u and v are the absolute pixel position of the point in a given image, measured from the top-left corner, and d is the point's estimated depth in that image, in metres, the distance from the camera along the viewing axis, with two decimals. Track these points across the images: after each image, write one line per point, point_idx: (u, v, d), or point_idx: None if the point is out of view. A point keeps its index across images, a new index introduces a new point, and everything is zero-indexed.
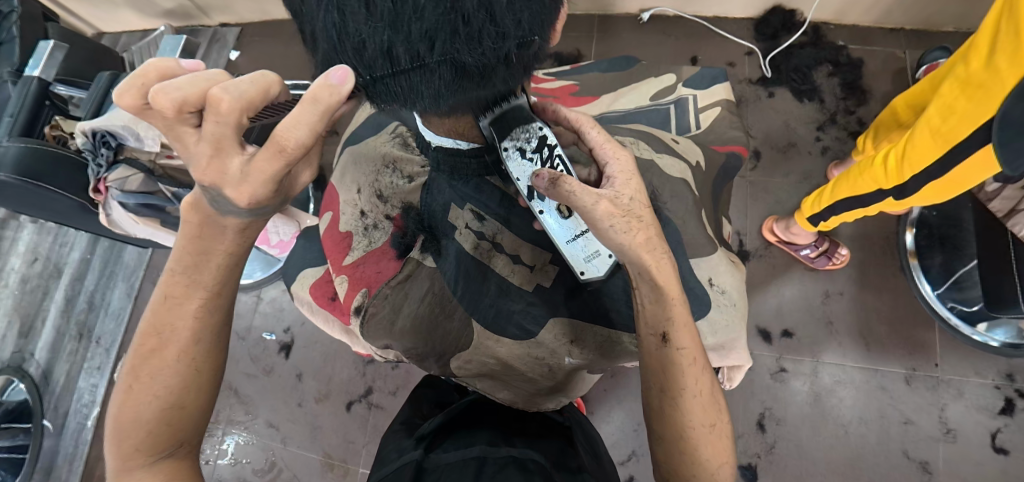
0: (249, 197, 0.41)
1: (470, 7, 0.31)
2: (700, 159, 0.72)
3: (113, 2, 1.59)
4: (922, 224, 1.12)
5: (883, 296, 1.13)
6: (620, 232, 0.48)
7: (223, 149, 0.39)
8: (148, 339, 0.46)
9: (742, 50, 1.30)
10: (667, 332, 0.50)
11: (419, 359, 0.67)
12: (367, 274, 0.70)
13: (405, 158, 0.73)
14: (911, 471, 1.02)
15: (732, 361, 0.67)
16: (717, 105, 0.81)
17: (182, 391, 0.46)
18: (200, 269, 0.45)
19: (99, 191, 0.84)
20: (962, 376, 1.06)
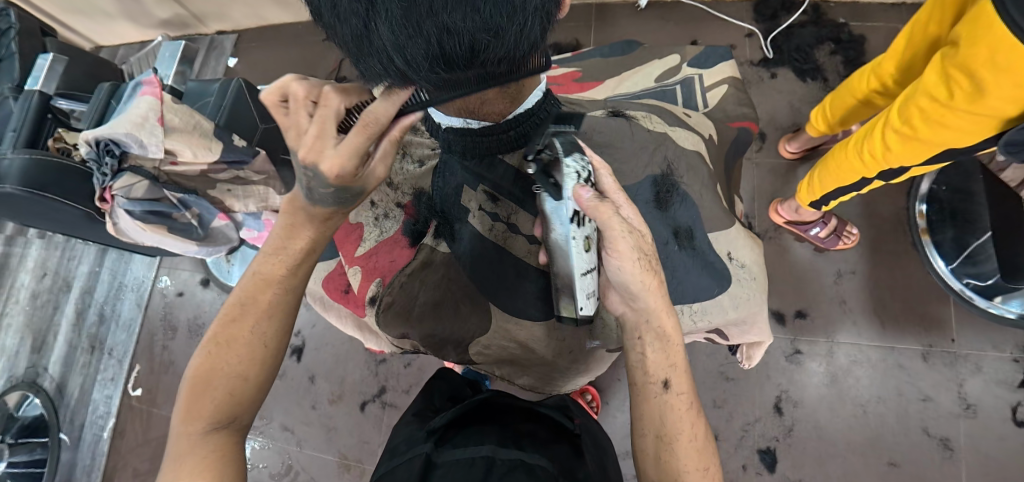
0: (338, 169, 0.46)
1: None
2: (712, 132, 0.71)
3: (110, 14, 1.59)
4: (932, 199, 1.09)
5: (896, 272, 1.12)
6: (630, 271, 0.49)
7: (324, 131, 0.47)
8: (231, 309, 0.52)
9: (742, 32, 1.29)
10: (667, 379, 0.49)
11: (437, 349, 0.67)
12: (381, 264, 0.71)
13: (415, 142, 0.74)
14: (931, 448, 1.01)
15: (755, 337, 0.67)
16: (724, 83, 0.79)
17: (249, 363, 0.50)
18: (283, 250, 0.53)
19: (105, 200, 0.84)
20: (980, 350, 1.04)
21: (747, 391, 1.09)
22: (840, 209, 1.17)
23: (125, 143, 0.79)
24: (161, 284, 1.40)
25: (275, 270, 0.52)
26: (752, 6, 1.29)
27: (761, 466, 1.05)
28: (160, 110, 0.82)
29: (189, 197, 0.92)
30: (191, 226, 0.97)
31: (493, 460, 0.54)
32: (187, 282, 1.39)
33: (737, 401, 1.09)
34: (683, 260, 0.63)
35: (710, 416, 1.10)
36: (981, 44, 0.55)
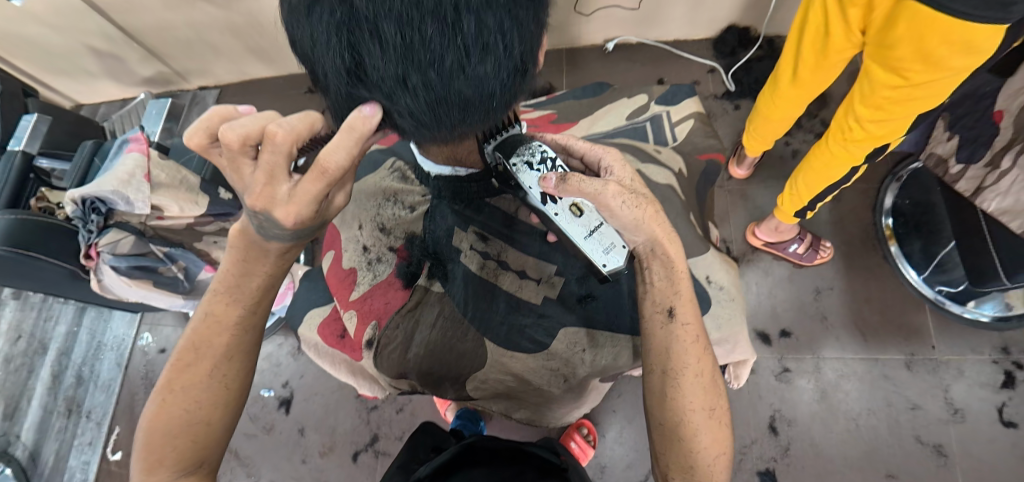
0: (295, 216, 0.46)
1: (469, 37, 0.33)
2: (681, 166, 0.76)
3: (93, 73, 1.62)
4: (897, 213, 1.17)
5: (871, 284, 1.16)
6: (630, 206, 0.49)
7: (275, 176, 0.44)
8: (185, 354, 0.51)
9: (705, 68, 1.38)
10: (673, 308, 0.51)
11: (434, 386, 0.68)
12: (376, 307, 0.71)
13: (405, 190, 0.75)
14: (927, 456, 1.02)
15: (739, 356, 0.67)
16: (689, 118, 0.85)
17: (210, 408, 0.50)
18: (238, 291, 0.52)
19: (90, 257, 0.83)
20: (960, 355, 1.08)
21: (742, 412, 1.10)
22: (812, 227, 1.22)
23: (112, 200, 0.81)
24: (142, 342, 1.36)
25: (229, 310, 0.51)
26: (711, 44, 1.38)
27: None
28: (146, 167, 0.84)
29: (175, 251, 0.91)
30: (177, 280, 0.94)
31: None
32: (170, 338, 1.35)
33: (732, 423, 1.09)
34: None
35: None
36: (925, 31, 0.59)
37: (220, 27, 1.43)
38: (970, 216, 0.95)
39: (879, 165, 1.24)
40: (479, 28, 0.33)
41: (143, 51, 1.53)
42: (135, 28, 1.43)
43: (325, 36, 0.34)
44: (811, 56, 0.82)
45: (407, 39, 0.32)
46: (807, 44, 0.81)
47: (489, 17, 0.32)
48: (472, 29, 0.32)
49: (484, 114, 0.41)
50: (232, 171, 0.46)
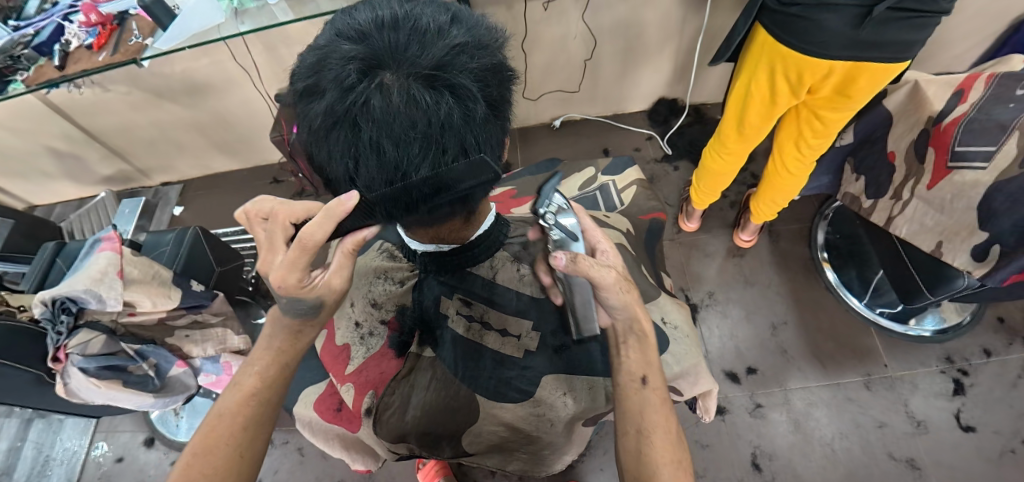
0: (282, 281, 0.50)
1: (452, 147, 0.39)
2: (629, 227, 0.84)
3: (50, 175, 1.63)
4: (831, 247, 1.31)
5: (820, 314, 1.26)
6: (618, 295, 0.55)
7: (275, 246, 0.52)
8: (209, 420, 0.51)
9: (644, 135, 1.54)
10: (646, 376, 0.54)
11: (432, 447, 0.69)
12: (371, 377, 0.72)
13: (394, 267, 0.78)
14: (902, 472, 1.07)
15: (702, 388, 0.71)
16: (633, 185, 0.95)
17: (225, 474, 0.48)
18: (261, 361, 0.55)
19: (58, 359, 0.81)
20: (911, 369, 1.17)
21: (724, 451, 1.12)
22: (759, 267, 1.33)
23: (83, 299, 0.80)
24: (96, 452, 1.26)
25: (254, 380, 0.54)
26: (646, 115, 1.56)
27: None
28: (120, 264, 0.84)
29: (146, 347, 0.91)
30: (147, 377, 0.93)
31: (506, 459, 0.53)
32: (127, 446, 1.26)
33: (717, 465, 1.11)
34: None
35: None
36: (874, 73, 0.80)
37: (186, 125, 1.49)
38: (889, 244, 1.08)
39: (807, 206, 1.39)
40: (460, 140, 0.40)
41: (106, 150, 1.56)
42: (99, 131, 1.47)
43: (339, 152, 0.40)
44: (755, 118, 0.97)
45: (403, 153, 0.39)
46: (750, 114, 0.96)
47: (467, 131, 0.39)
48: (455, 141, 0.39)
49: (466, 201, 0.48)
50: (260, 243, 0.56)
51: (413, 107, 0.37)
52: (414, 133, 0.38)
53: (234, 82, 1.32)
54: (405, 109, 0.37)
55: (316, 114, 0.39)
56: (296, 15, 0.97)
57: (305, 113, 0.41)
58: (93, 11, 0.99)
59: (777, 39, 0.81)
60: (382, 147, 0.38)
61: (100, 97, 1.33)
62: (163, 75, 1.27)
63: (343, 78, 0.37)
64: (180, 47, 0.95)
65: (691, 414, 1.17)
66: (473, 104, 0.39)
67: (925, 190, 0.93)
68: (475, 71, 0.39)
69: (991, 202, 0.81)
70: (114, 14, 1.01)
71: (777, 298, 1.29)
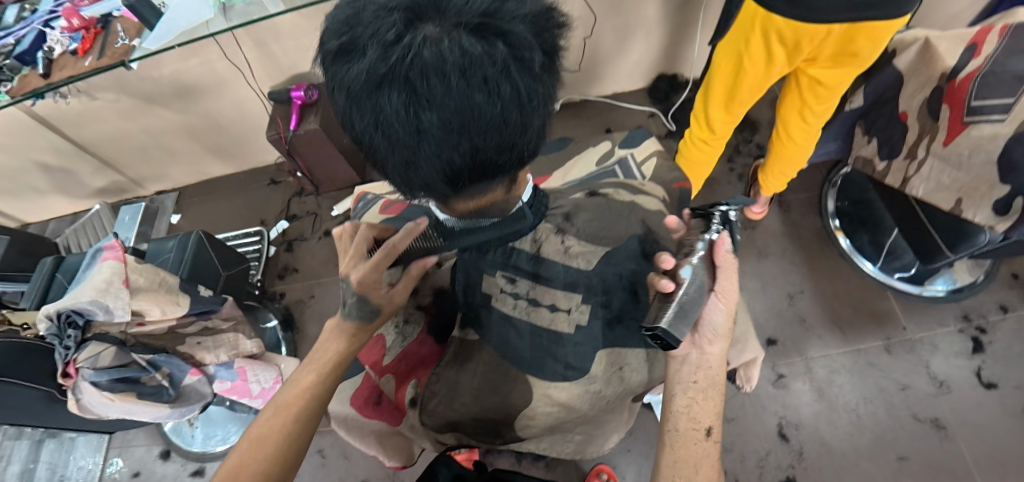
0: (359, 277, 0.58)
1: (508, 99, 0.37)
2: (665, 195, 0.79)
3: (41, 191, 1.58)
4: (841, 214, 1.29)
5: (836, 281, 1.24)
6: (711, 344, 0.54)
7: (358, 254, 0.61)
8: (267, 410, 0.54)
9: (646, 113, 1.51)
10: (710, 428, 0.52)
11: (484, 433, 0.72)
12: (413, 366, 0.74)
13: None
14: (928, 432, 1.07)
15: (749, 355, 0.72)
16: (653, 156, 0.92)
17: (273, 463, 0.50)
18: (320, 357, 0.58)
19: (69, 375, 0.79)
20: (930, 331, 1.16)
21: (749, 423, 1.12)
22: (771, 238, 1.32)
23: (89, 311, 0.78)
24: (112, 468, 1.24)
25: (313, 377, 0.56)
26: (647, 93, 1.53)
27: None
28: (124, 272, 0.82)
29: (158, 357, 0.89)
30: (162, 388, 0.90)
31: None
32: (144, 459, 1.24)
33: (744, 438, 1.11)
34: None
35: (726, 462, 1.10)
36: (873, 36, 0.79)
37: (177, 130, 1.45)
38: (904, 204, 1.07)
39: (815, 174, 1.37)
40: (515, 92, 0.37)
41: (97, 162, 1.52)
42: (88, 142, 1.43)
43: (386, 116, 0.37)
44: (746, 92, 0.97)
45: (457, 110, 0.36)
46: (744, 88, 0.95)
47: (522, 80, 0.37)
48: (510, 93, 0.36)
49: (513, 165, 0.45)
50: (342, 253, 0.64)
51: (466, 58, 0.34)
52: (469, 86, 0.35)
53: (224, 81, 1.28)
54: (458, 61, 0.34)
55: (357, 74, 0.36)
56: (285, 6, 0.93)
57: (342, 75, 0.38)
58: (75, 16, 0.95)
59: (771, 11, 0.78)
60: (435, 105, 0.35)
61: (87, 106, 1.28)
62: (151, 80, 1.23)
63: (386, 33, 0.34)
64: (170, 45, 0.92)
65: None
66: (526, 53, 0.36)
67: (942, 147, 0.92)
68: (524, 19, 0.37)
69: (1012, 154, 0.79)
70: (98, 18, 0.97)
71: (792, 267, 1.28)
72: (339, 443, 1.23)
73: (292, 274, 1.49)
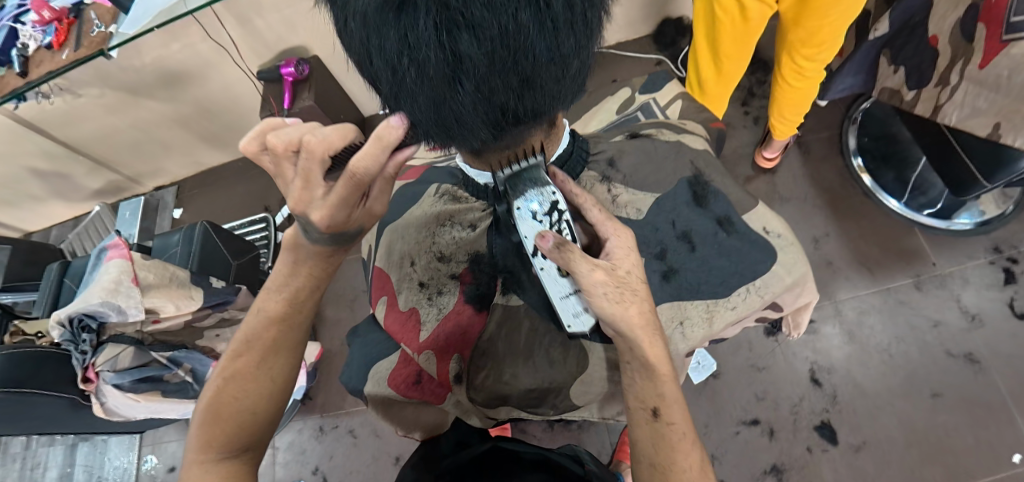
0: (327, 220, 0.46)
1: (558, 11, 0.33)
2: (707, 132, 0.80)
3: (39, 198, 1.54)
4: (863, 151, 1.24)
5: (862, 221, 1.20)
6: (609, 302, 0.47)
7: (311, 182, 0.44)
8: (237, 344, 0.52)
9: (653, 61, 1.44)
10: (657, 407, 0.48)
11: (534, 405, 0.70)
12: (454, 341, 0.71)
13: (462, 209, 0.73)
14: (961, 367, 1.05)
15: (806, 298, 0.69)
16: (677, 98, 0.88)
17: (257, 397, 0.51)
18: (288, 286, 0.53)
19: (89, 379, 0.78)
20: (960, 265, 1.13)
21: (780, 372, 1.11)
22: (792, 182, 1.27)
23: (102, 313, 0.76)
24: (147, 465, 1.25)
25: (283, 307, 0.52)
26: (652, 39, 1.45)
27: (824, 442, 1.05)
28: (132, 271, 0.80)
29: (178, 353, 0.85)
30: (186, 384, 0.87)
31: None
32: (178, 454, 1.25)
33: (775, 387, 1.10)
34: (736, 243, 0.65)
35: (759, 411, 1.09)
36: None
37: (166, 121, 1.39)
38: (937, 133, 1.02)
39: (834, 112, 1.30)
40: (566, 3, 0.33)
41: (90, 162, 1.46)
42: (78, 142, 1.37)
43: (416, 39, 0.32)
44: (730, 48, 0.88)
45: (500, 26, 0.31)
46: (725, 42, 0.87)
47: None
48: (559, 4, 0.32)
49: (554, 95, 0.40)
50: (279, 177, 0.46)
51: None
52: None
53: (209, 64, 1.21)
54: None
55: None
56: None
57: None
58: (44, 7, 0.88)
59: None
60: (474, 21, 0.31)
61: (72, 105, 1.22)
62: (134, 69, 1.17)
63: None
64: (148, 28, 0.85)
65: (742, 341, 1.15)
66: None
67: (977, 70, 0.85)
68: None
69: None
70: (69, 7, 0.91)
71: (815, 211, 1.24)
72: (369, 422, 1.24)
73: None
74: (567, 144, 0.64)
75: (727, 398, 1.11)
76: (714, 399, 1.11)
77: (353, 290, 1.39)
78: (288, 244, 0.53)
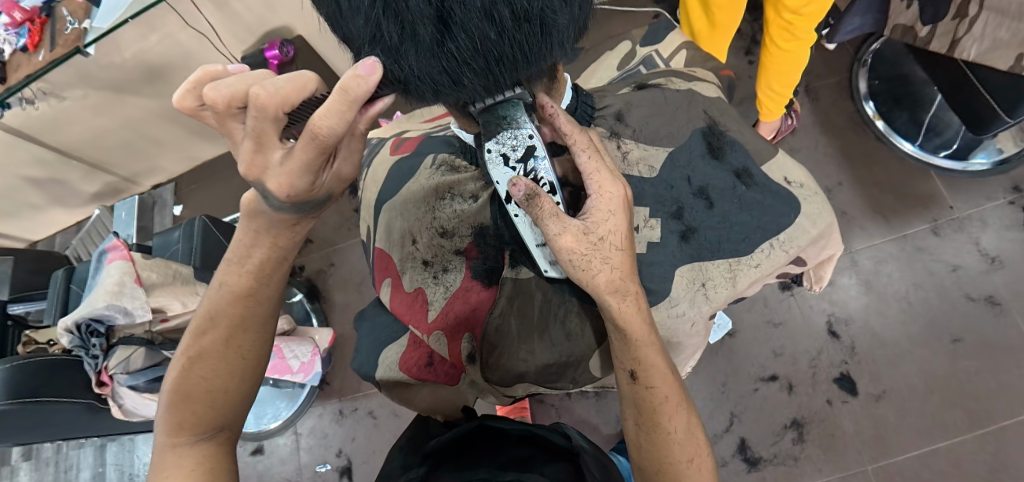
0: (288, 188, 0.43)
1: None
2: (717, 80, 0.77)
3: (38, 206, 1.52)
4: (875, 94, 1.19)
5: (875, 167, 1.16)
6: (575, 267, 0.45)
7: (266, 145, 0.41)
8: (201, 321, 0.51)
9: (650, 15, 1.37)
10: (635, 372, 0.48)
11: (551, 379, 0.68)
12: (462, 319, 0.70)
13: (462, 179, 0.71)
14: (982, 310, 1.03)
15: (830, 250, 0.68)
16: (681, 49, 0.84)
17: (228, 376, 0.51)
18: (251, 259, 0.51)
19: (105, 383, 0.78)
20: (978, 207, 1.09)
21: (797, 326, 1.09)
22: (801, 132, 1.23)
23: (108, 316, 0.75)
24: None
25: (248, 283, 0.51)
26: None
27: (843, 394, 1.04)
28: (135, 271, 0.80)
29: None
30: None
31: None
32: None
33: (792, 341, 1.09)
34: (757, 196, 0.62)
35: (777, 367, 1.09)
36: None
37: (155, 117, 1.36)
38: (953, 70, 0.96)
39: (843, 54, 1.24)
40: None
41: (86, 166, 1.43)
42: (71, 146, 1.33)
43: None
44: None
45: None
46: None
47: None
48: None
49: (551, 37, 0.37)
50: (226, 136, 0.43)
51: None
52: None
53: (190, 53, 1.17)
54: None
55: None
56: None
57: None
58: (15, 8, 0.79)
59: None
60: None
61: (58, 108, 1.17)
62: (115, 66, 1.12)
63: None
64: (122, 19, 0.82)
65: (757, 298, 1.13)
66: None
67: None
68: None
69: None
70: (39, 5, 0.83)
71: (827, 160, 1.20)
72: (387, 403, 1.25)
73: (307, 245, 1.44)
74: (571, 99, 0.61)
75: (743, 356, 1.10)
76: (731, 358, 1.11)
77: (359, 274, 1.38)
78: (246, 210, 0.49)
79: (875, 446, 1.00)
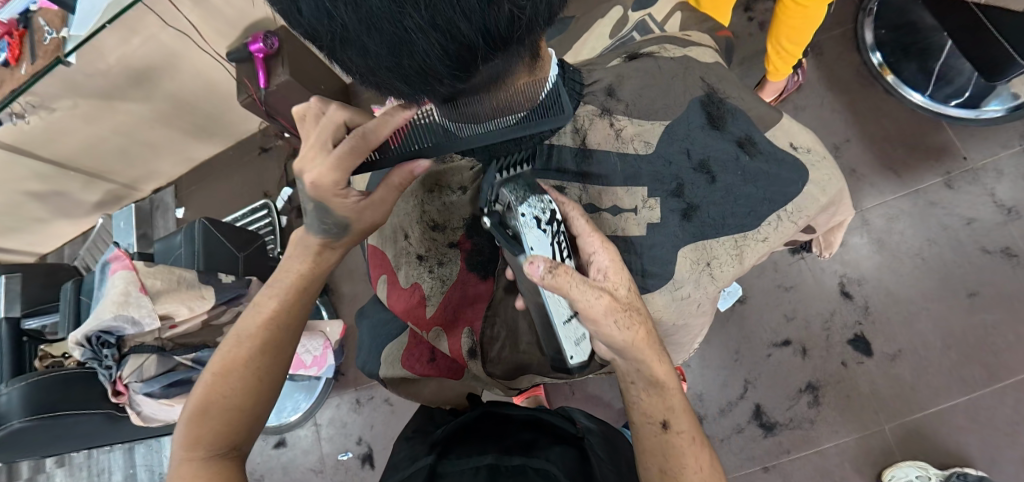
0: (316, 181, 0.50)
1: None
2: (714, 43, 0.73)
3: (43, 220, 1.53)
4: (882, 44, 1.13)
5: (884, 121, 1.12)
6: (621, 328, 0.45)
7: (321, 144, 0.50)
8: (229, 341, 0.54)
9: None
10: (666, 421, 0.46)
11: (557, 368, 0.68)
12: (464, 311, 0.70)
13: (448, 170, 0.70)
14: (999, 262, 1.01)
15: (839, 215, 0.66)
16: (673, 12, 0.81)
17: (244, 393, 0.51)
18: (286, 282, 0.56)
19: (120, 392, 0.79)
20: (993, 156, 1.05)
21: (809, 289, 1.08)
22: (805, 90, 1.19)
23: (117, 327, 0.77)
24: None
25: (278, 307, 0.55)
26: None
27: (858, 355, 1.03)
28: (138, 280, 0.80)
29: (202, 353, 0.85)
30: None
31: (498, 468, 0.43)
32: None
33: (803, 304, 1.08)
34: (762, 166, 0.60)
35: (790, 332, 1.08)
36: None
37: (148, 122, 1.34)
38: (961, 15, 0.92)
39: (847, 3, 1.18)
40: None
41: (84, 176, 1.42)
42: (66, 158, 1.32)
43: None
44: None
45: None
46: None
47: None
48: None
49: (521, 29, 0.35)
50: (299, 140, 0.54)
51: None
52: None
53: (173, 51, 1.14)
54: None
55: None
56: None
57: None
58: None
59: None
60: None
61: (49, 121, 1.15)
62: (101, 74, 1.10)
63: None
64: (99, 25, 0.78)
65: (767, 263, 1.12)
66: None
67: None
68: None
69: None
70: (16, 18, 0.81)
71: (834, 116, 1.16)
72: None
73: None
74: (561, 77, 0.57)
75: (755, 323, 1.10)
76: (743, 325, 1.10)
77: (364, 264, 1.38)
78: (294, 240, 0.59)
79: (892, 405, 1.00)
